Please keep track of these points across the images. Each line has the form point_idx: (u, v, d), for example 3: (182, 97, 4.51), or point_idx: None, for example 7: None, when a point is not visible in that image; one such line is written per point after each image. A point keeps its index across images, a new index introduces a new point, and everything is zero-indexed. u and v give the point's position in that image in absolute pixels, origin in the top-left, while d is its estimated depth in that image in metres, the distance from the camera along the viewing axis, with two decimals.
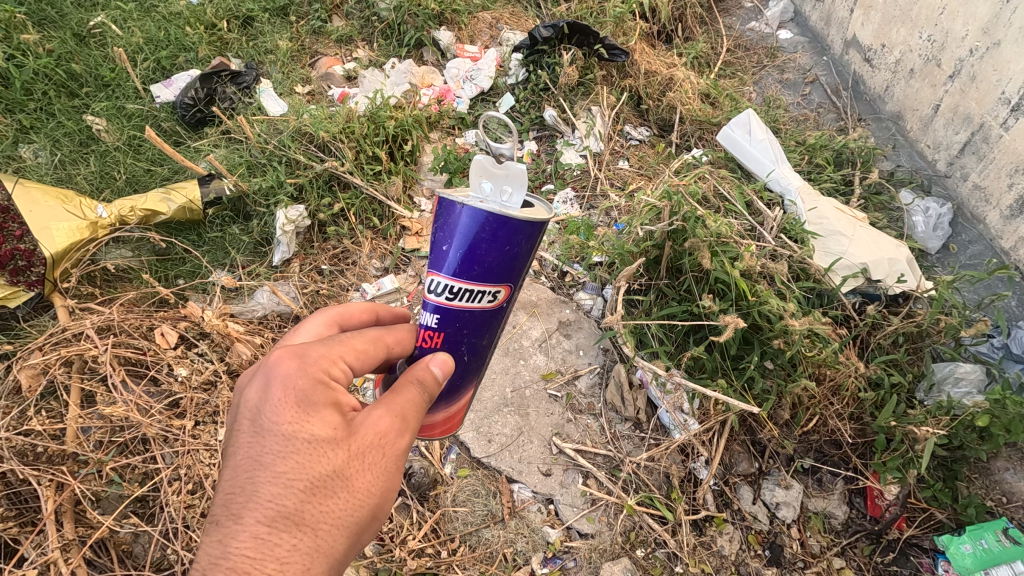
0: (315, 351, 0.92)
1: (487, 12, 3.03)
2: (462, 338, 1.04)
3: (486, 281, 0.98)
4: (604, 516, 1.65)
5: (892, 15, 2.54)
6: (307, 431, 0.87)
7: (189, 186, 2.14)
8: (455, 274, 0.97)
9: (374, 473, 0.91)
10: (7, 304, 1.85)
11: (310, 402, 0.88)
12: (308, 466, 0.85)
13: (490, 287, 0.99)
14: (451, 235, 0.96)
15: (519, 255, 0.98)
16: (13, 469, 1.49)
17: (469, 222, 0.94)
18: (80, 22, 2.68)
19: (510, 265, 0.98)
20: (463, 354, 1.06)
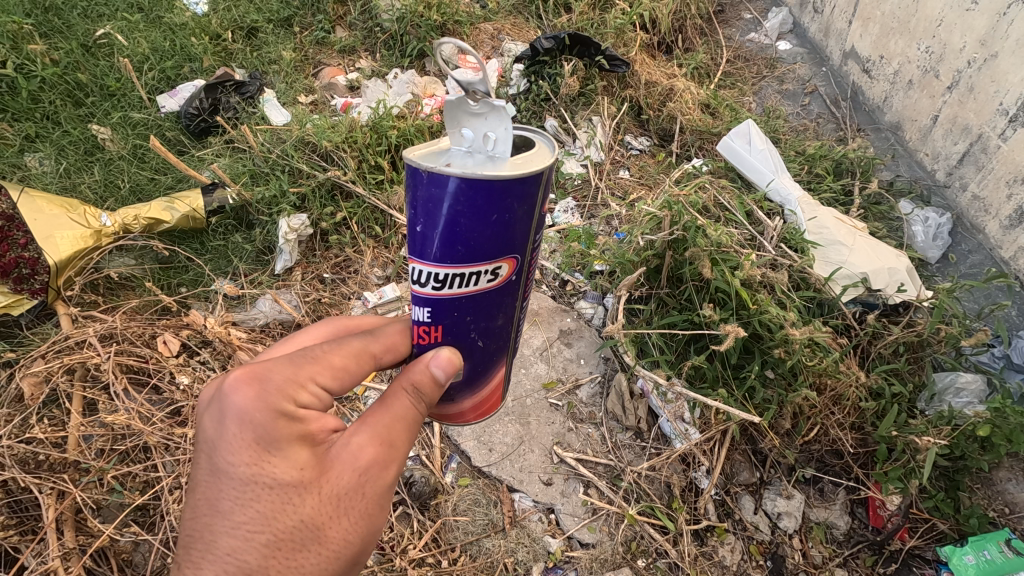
0: (275, 378, 0.80)
1: (489, 24, 3.06)
2: (467, 326, 0.90)
3: (475, 261, 0.82)
4: (605, 525, 1.65)
5: (890, 27, 2.56)
6: (271, 475, 0.77)
7: (192, 196, 2.15)
8: (443, 257, 0.81)
9: (352, 517, 0.84)
10: (10, 313, 1.87)
11: (272, 439, 0.78)
12: (272, 518, 0.77)
13: (492, 262, 0.83)
14: (427, 212, 0.78)
15: (517, 223, 0.81)
16: (14, 477, 1.49)
17: (446, 196, 0.76)
18: (87, 32, 2.71)
19: (509, 236, 0.81)
20: (478, 338, 0.93)
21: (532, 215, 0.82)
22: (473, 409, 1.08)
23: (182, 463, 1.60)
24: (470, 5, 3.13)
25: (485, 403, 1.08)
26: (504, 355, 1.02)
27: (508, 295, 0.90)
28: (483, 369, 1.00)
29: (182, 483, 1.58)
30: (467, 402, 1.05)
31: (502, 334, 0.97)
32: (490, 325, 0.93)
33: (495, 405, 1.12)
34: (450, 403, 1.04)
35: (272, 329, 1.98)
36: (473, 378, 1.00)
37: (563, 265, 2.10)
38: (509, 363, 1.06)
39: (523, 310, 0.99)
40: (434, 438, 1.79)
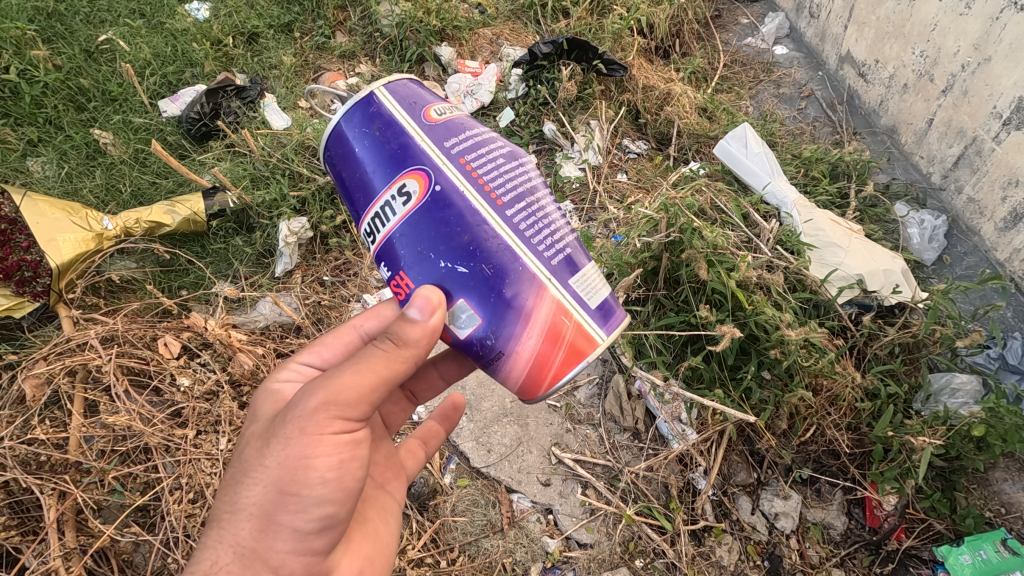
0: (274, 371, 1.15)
1: (487, 29, 3.09)
2: (427, 257, 0.90)
3: (382, 190, 0.91)
4: (603, 525, 1.66)
5: (885, 31, 2.59)
6: (248, 430, 1.05)
7: (193, 199, 2.17)
8: (364, 206, 0.94)
9: (272, 442, 0.94)
10: (12, 315, 1.89)
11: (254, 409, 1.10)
12: (238, 457, 1.00)
13: (396, 184, 0.91)
14: (338, 180, 0.97)
15: (394, 141, 0.91)
16: (16, 478, 1.50)
17: (340, 154, 0.95)
18: (89, 38, 2.73)
19: (398, 153, 0.91)
20: (452, 264, 0.89)
21: (400, 128, 0.92)
22: (538, 355, 0.93)
23: (182, 464, 1.61)
24: (470, 11, 3.16)
25: (554, 341, 0.93)
26: (525, 277, 0.90)
27: (444, 206, 0.89)
28: (503, 299, 0.90)
29: (182, 483, 1.59)
30: (527, 346, 0.92)
31: (485, 250, 0.89)
32: (455, 245, 0.89)
33: (583, 342, 0.93)
34: (507, 354, 0.93)
35: (272, 331, 2.00)
36: (499, 314, 0.91)
37: None
38: (550, 283, 0.91)
39: (510, 220, 0.90)
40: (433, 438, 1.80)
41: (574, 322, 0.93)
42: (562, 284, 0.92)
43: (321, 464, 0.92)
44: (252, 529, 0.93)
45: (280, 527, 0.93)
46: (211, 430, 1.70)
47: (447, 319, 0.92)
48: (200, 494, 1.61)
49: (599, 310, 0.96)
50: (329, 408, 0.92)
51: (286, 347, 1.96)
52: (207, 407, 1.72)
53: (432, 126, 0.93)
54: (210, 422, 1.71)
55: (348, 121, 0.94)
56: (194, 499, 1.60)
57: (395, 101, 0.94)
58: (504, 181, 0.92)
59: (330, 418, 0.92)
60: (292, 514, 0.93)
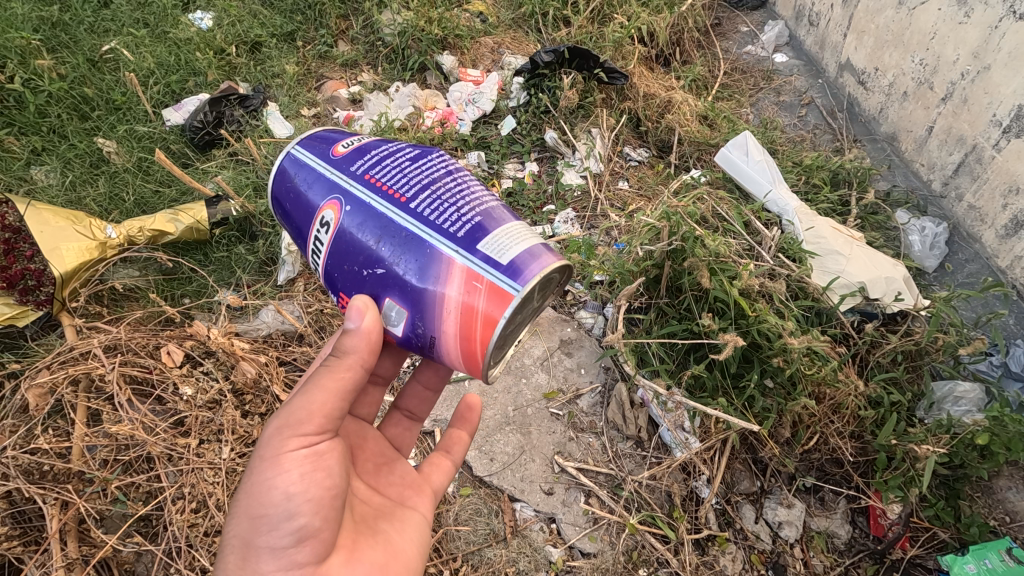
0: None
1: (489, 37, 3.11)
2: (353, 270, 1.03)
3: (315, 230, 1.08)
4: (607, 535, 1.66)
5: (884, 39, 2.61)
6: None
7: (196, 207, 2.18)
8: (305, 241, 1.12)
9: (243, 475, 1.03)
10: (16, 324, 1.89)
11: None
12: None
13: (321, 217, 1.06)
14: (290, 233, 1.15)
15: (310, 185, 1.09)
16: (18, 488, 1.49)
17: (281, 210, 1.15)
18: (93, 48, 2.75)
19: (316, 192, 1.08)
20: (372, 268, 1.01)
21: (314, 175, 1.09)
22: (467, 324, 0.99)
23: (185, 473, 1.61)
24: (471, 19, 3.17)
25: (473, 312, 0.98)
26: (435, 256, 0.98)
27: (355, 221, 1.02)
28: (419, 284, 0.99)
29: (185, 493, 1.59)
30: (454, 317, 0.99)
31: (397, 247, 1.00)
32: (372, 251, 1.01)
33: (499, 303, 0.97)
34: (438, 336, 1.01)
35: (274, 339, 2.01)
36: (420, 298, 1.00)
37: None
38: (458, 256, 0.98)
39: (415, 210, 1.01)
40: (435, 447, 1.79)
41: (487, 284, 0.97)
42: (471, 254, 0.98)
43: (281, 481, 0.99)
44: (239, 558, 1.00)
45: (261, 550, 0.99)
46: (214, 439, 1.69)
47: (382, 320, 1.04)
48: (202, 503, 1.60)
49: (513, 265, 0.99)
50: (283, 430, 1.00)
51: (288, 355, 1.96)
52: (210, 416, 1.71)
53: (340, 158, 1.09)
54: (213, 430, 1.70)
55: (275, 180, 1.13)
56: (197, 509, 1.59)
57: (307, 153, 1.12)
58: (406, 181, 1.04)
59: (286, 439, 1.00)
60: (269, 536, 0.98)
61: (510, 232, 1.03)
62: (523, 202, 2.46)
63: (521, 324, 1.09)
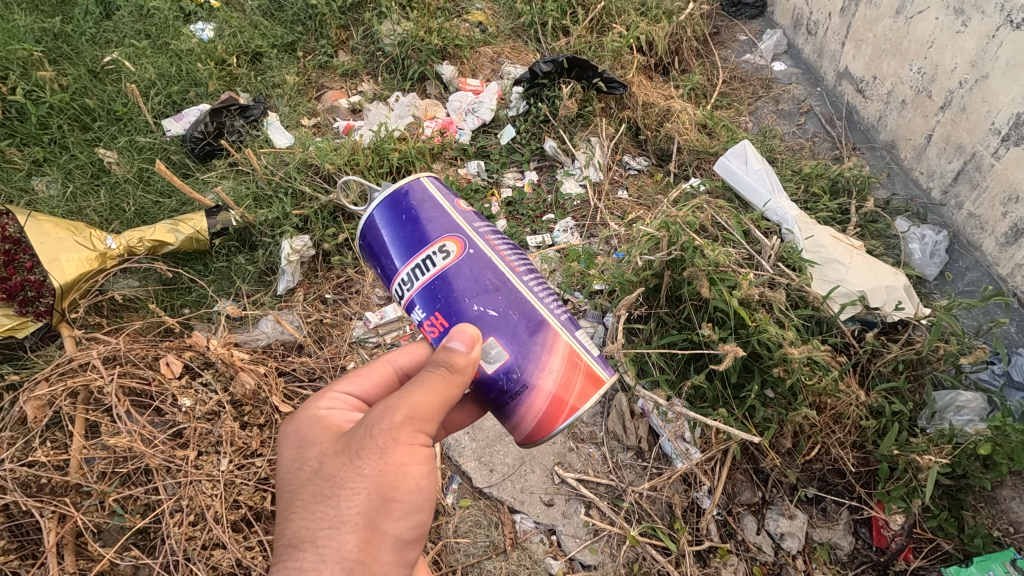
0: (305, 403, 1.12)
1: (488, 47, 3.12)
2: (464, 301, 1.03)
3: (424, 252, 1.06)
4: (607, 547, 1.64)
5: (882, 48, 2.62)
6: (302, 455, 1.00)
7: (196, 217, 2.18)
8: (392, 266, 1.09)
9: (360, 456, 0.93)
10: (15, 335, 1.88)
11: (299, 435, 1.03)
12: (305, 482, 0.96)
13: (439, 245, 1.06)
14: (371, 249, 1.11)
15: (432, 213, 1.08)
16: (16, 501, 1.48)
17: (370, 239, 1.12)
18: (95, 59, 2.77)
19: (425, 227, 1.07)
20: (487, 310, 1.03)
21: (438, 206, 1.09)
22: (561, 388, 1.07)
23: (183, 485, 1.59)
24: (470, 29, 3.19)
25: (571, 380, 1.07)
26: (546, 325, 1.07)
27: (475, 264, 1.05)
28: (527, 340, 1.05)
29: (183, 506, 1.57)
30: (549, 376, 1.06)
31: (512, 303, 1.05)
32: (491, 298, 1.04)
33: (593, 379, 1.09)
34: (533, 390, 1.05)
35: (274, 349, 2.01)
36: (525, 353, 1.05)
37: (564, 285, 2.13)
38: (564, 332, 1.08)
39: (532, 284, 1.09)
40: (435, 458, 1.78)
41: (585, 363, 1.08)
42: (571, 333, 1.09)
43: (418, 470, 0.95)
44: (359, 539, 0.90)
45: (385, 536, 0.92)
46: (213, 451, 1.68)
47: (481, 355, 1.03)
48: (200, 516, 1.59)
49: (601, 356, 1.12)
50: (414, 418, 0.96)
51: (287, 365, 1.96)
52: (209, 428, 1.70)
53: (465, 208, 1.13)
54: (211, 442, 1.69)
55: (375, 213, 1.10)
56: (195, 522, 1.58)
57: (433, 188, 1.12)
58: (522, 259, 1.13)
59: (416, 430, 0.96)
60: (396, 522, 0.94)
61: None
62: (523, 211, 2.47)
63: None
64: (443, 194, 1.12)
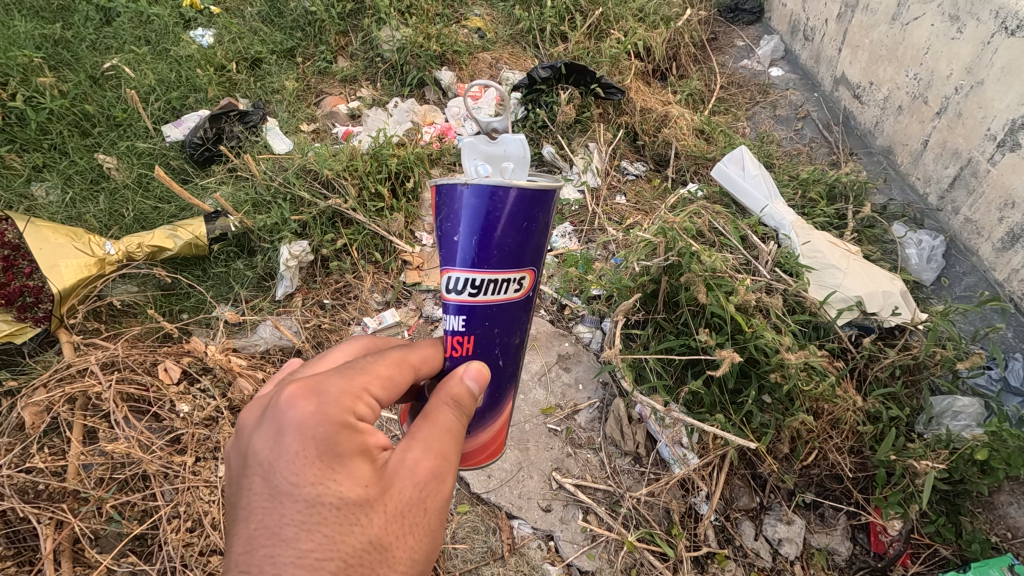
0: (330, 390, 0.83)
1: (487, 53, 3.14)
2: (496, 336, 1.01)
3: (507, 269, 0.97)
4: (605, 552, 1.64)
5: (879, 54, 2.63)
6: (340, 493, 0.79)
7: (195, 223, 2.19)
8: (454, 253, 0.96)
9: (414, 532, 0.85)
10: (13, 341, 1.88)
11: (335, 454, 0.79)
12: (339, 539, 0.77)
13: (520, 276, 0.99)
14: (460, 217, 0.94)
15: (537, 234, 0.99)
16: (13, 507, 1.49)
17: (450, 203, 0.95)
18: (95, 65, 2.79)
19: (513, 248, 0.96)
20: (503, 357, 1.04)
21: (543, 227, 1.00)
22: (485, 447, 1.11)
23: (181, 491, 1.59)
24: (469, 35, 3.21)
25: (493, 442, 1.13)
26: (514, 386, 1.10)
27: (524, 310, 1.04)
28: (502, 395, 1.08)
29: (180, 512, 1.57)
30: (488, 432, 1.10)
31: (516, 356, 1.07)
32: (511, 346, 1.04)
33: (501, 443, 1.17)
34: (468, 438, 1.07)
35: (272, 355, 2.00)
36: (494, 405, 1.08)
37: (562, 290, 2.15)
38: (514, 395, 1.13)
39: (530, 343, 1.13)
40: None
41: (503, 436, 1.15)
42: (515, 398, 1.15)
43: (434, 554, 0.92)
44: None
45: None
46: (211, 457, 1.68)
47: None
48: (198, 522, 1.58)
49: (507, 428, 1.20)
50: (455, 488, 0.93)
51: None
52: (206, 433, 1.70)
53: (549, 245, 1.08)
54: (209, 448, 1.69)
55: (475, 187, 0.92)
56: (193, 528, 1.57)
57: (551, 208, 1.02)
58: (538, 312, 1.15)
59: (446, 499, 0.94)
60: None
61: None
62: None
63: None
64: (545, 213, 1.00)
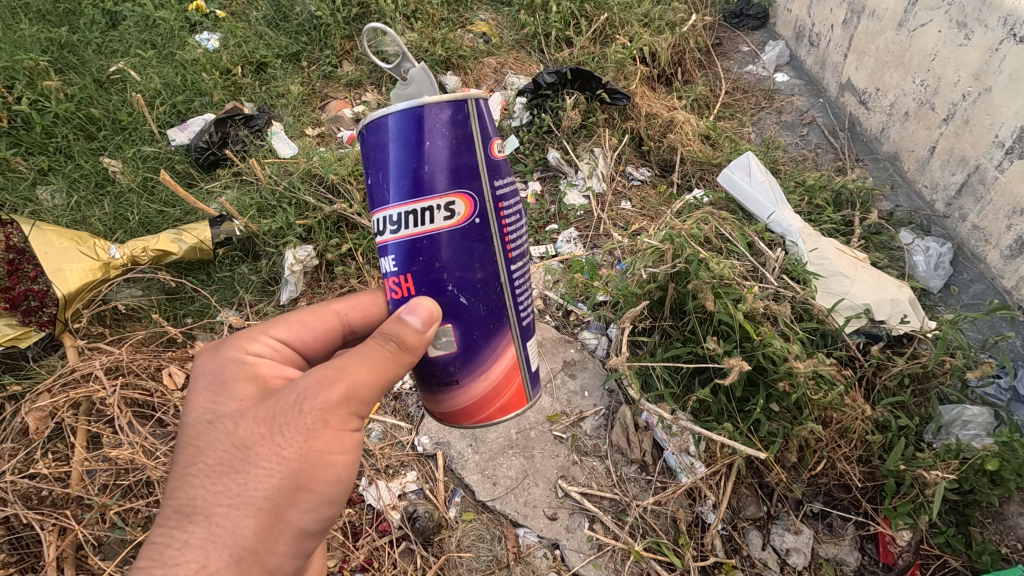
0: (229, 340, 1.04)
1: (492, 57, 3.14)
2: (441, 276, 0.98)
3: (429, 196, 0.94)
4: (611, 561, 1.62)
5: (885, 61, 2.63)
6: (218, 410, 0.95)
7: (200, 228, 2.19)
8: (384, 196, 0.96)
9: (284, 438, 0.89)
10: (18, 345, 1.86)
11: (223, 384, 0.97)
12: (211, 445, 0.92)
13: (449, 201, 0.95)
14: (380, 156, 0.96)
15: (461, 154, 0.96)
16: (16, 513, 1.47)
17: (377, 138, 0.95)
18: (101, 69, 2.78)
19: (437, 171, 0.94)
20: (458, 292, 1.00)
21: (465, 148, 0.96)
22: (490, 393, 1.10)
23: None
24: (474, 40, 3.21)
25: (500, 391, 1.12)
26: (501, 329, 1.07)
27: (473, 236, 0.99)
28: (484, 337, 1.05)
29: None
30: (482, 384, 1.09)
31: (491, 298, 1.03)
32: (471, 283, 1.00)
33: (518, 397, 1.15)
34: (466, 388, 1.08)
35: None
36: (472, 347, 1.04)
37: (567, 296, 2.15)
38: (517, 344, 1.10)
39: (512, 275, 1.05)
40: (438, 471, 1.78)
41: (520, 381, 1.13)
42: (523, 344, 1.11)
43: (339, 458, 0.93)
44: (257, 525, 0.87)
45: (287, 527, 0.89)
46: None
47: (437, 334, 1.01)
48: None
49: (536, 374, 1.18)
50: (350, 402, 0.94)
51: None
52: None
53: (494, 164, 1.02)
54: None
55: (391, 125, 0.93)
56: None
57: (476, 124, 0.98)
58: (516, 240, 1.07)
59: (350, 414, 0.94)
60: (303, 512, 0.91)
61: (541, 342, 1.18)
62: None
63: None
64: (468, 131, 0.97)
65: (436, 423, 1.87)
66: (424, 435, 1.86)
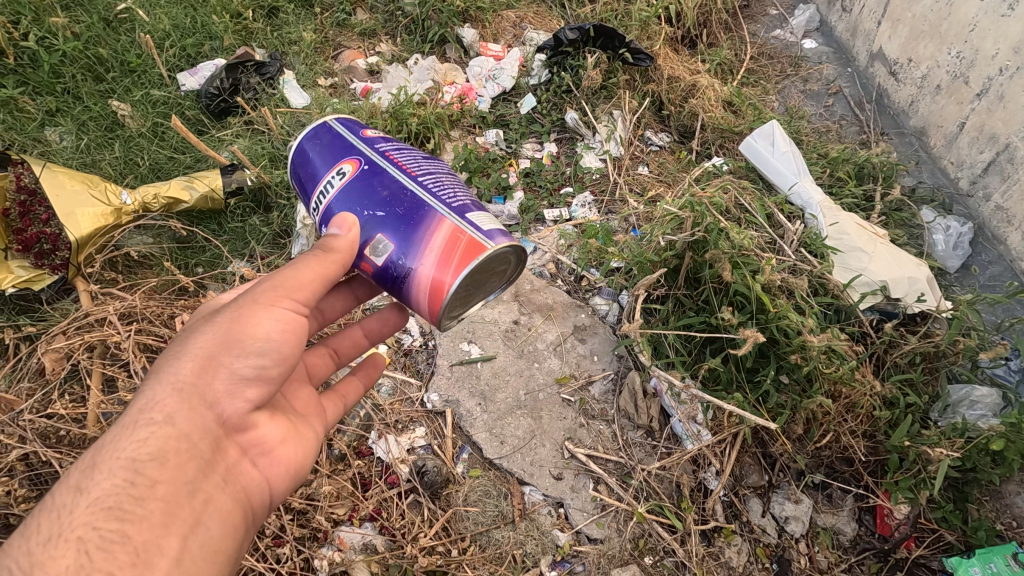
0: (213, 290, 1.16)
1: (511, 11, 3.03)
2: (354, 212, 1.07)
3: (327, 169, 1.12)
4: (614, 522, 1.65)
5: (920, 30, 2.53)
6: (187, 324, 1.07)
7: (212, 176, 2.15)
8: (312, 192, 1.15)
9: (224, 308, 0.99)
10: (31, 288, 1.88)
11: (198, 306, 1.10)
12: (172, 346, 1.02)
13: (337, 167, 1.11)
14: (298, 187, 1.19)
15: (336, 139, 1.14)
16: (36, 451, 1.50)
17: (296, 170, 1.18)
18: (107, 6, 2.69)
19: (324, 159, 1.13)
20: (372, 212, 1.07)
21: (337, 137, 1.14)
22: (443, 266, 1.05)
23: None
24: None
25: (451, 253, 1.05)
26: (423, 209, 1.06)
27: (372, 176, 1.09)
28: (414, 228, 1.05)
29: None
30: (428, 268, 1.05)
31: (405, 200, 1.07)
32: (379, 201, 1.07)
33: (476, 249, 1.05)
34: (417, 273, 1.06)
35: None
36: (407, 242, 1.05)
37: (581, 261, 2.14)
38: (449, 215, 1.06)
39: (421, 181, 1.09)
40: (446, 428, 1.80)
41: (468, 237, 1.06)
42: (458, 216, 1.07)
43: (268, 318, 0.98)
44: (193, 368, 0.93)
45: (220, 373, 0.94)
46: None
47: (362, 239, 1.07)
48: None
49: (494, 232, 1.09)
50: (281, 280, 1.01)
51: None
52: None
53: (374, 136, 1.15)
54: None
55: (296, 154, 1.17)
56: None
57: (345, 123, 1.18)
58: (417, 164, 1.13)
59: (283, 292, 1.01)
60: (234, 358, 0.95)
61: (486, 214, 1.12)
62: (540, 182, 2.44)
63: (478, 282, 1.15)
64: (336, 127, 1.17)
65: (446, 381, 1.88)
66: (433, 392, 1.87)
